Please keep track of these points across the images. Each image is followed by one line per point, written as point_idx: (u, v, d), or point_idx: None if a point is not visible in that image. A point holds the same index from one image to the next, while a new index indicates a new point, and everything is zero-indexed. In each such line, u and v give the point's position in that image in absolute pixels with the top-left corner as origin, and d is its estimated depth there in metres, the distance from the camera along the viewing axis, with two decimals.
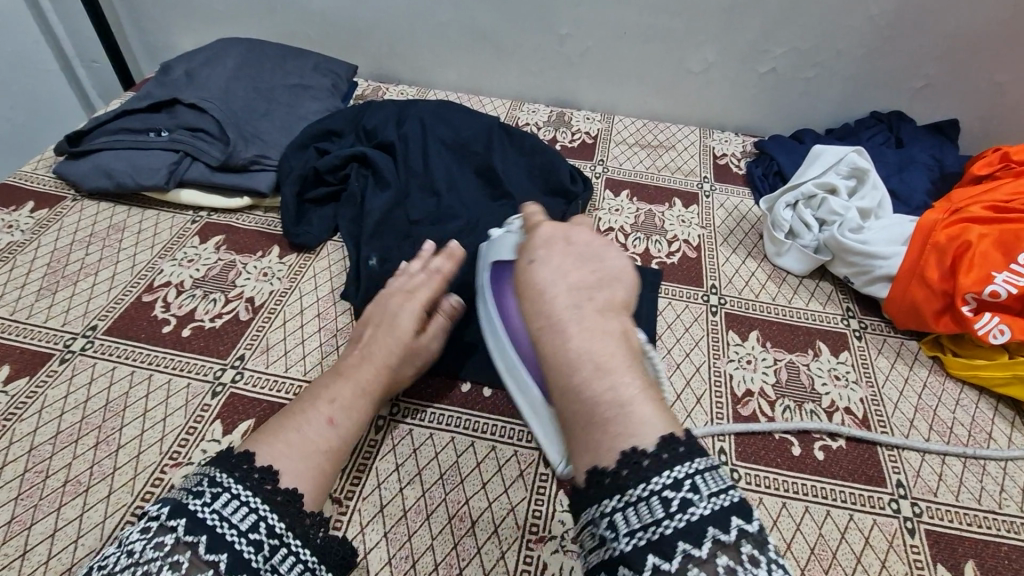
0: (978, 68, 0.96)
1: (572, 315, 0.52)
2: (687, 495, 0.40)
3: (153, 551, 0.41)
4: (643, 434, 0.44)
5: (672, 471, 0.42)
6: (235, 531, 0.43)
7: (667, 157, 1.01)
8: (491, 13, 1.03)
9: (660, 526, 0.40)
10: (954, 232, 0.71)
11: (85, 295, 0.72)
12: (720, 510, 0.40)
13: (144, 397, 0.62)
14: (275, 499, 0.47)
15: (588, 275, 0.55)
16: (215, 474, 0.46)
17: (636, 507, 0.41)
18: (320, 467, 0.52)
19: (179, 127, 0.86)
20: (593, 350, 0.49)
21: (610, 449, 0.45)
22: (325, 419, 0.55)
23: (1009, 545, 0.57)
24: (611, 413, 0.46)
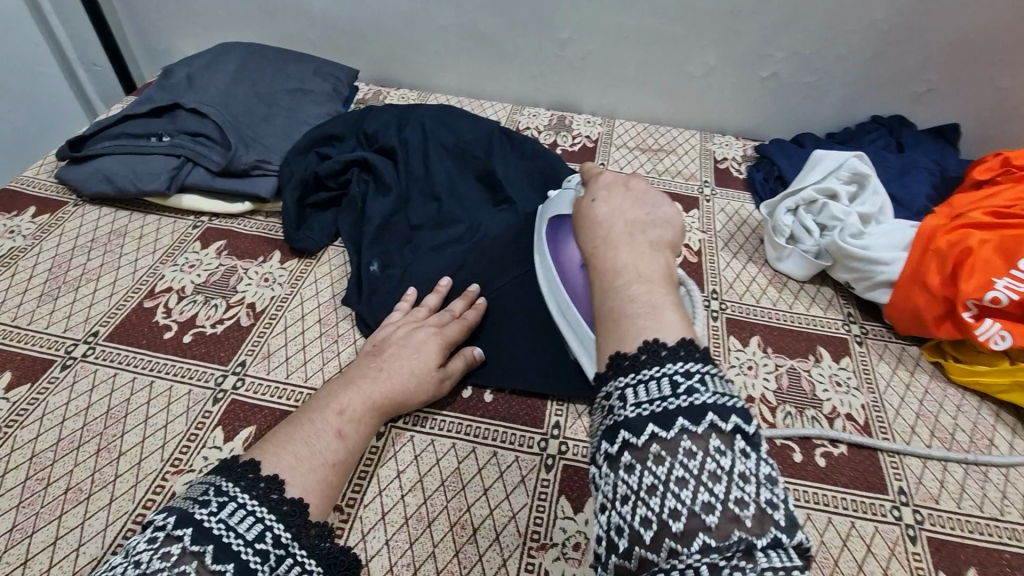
0: (979, 72, 0.96)
1: (625, 237, 0.57)
2: (695, 383, 0.40)
3: (159, 562, 0.40)
4: (667, 331, 0.45)
5: (685, 363, 0.41)
6: (241, 540, 0.43)
7: (668, 161, 1.01)
8: (491, 17, 1.03)
9: (665, 401, 0.39)
10: (954, 238, 0.70)
11: (86, 301, 0.72)
12: (724, 401, 0.39)
13: (145, 404, 0.62)
14: (279, 507, 0.47)
15: (643, 214, 0.60)
16: (222, 483, 0.46)
17: (645, 385, 0.40)
18: (324, 476, 0.52)
19: (179, 132, 0.86)
20: (638, 264, 0.53)
21: (635, 338, 0.45)
22: (333, 431, 0.56)
23: (1011, 552, 0.57)
24: (640, 311, 0.47)
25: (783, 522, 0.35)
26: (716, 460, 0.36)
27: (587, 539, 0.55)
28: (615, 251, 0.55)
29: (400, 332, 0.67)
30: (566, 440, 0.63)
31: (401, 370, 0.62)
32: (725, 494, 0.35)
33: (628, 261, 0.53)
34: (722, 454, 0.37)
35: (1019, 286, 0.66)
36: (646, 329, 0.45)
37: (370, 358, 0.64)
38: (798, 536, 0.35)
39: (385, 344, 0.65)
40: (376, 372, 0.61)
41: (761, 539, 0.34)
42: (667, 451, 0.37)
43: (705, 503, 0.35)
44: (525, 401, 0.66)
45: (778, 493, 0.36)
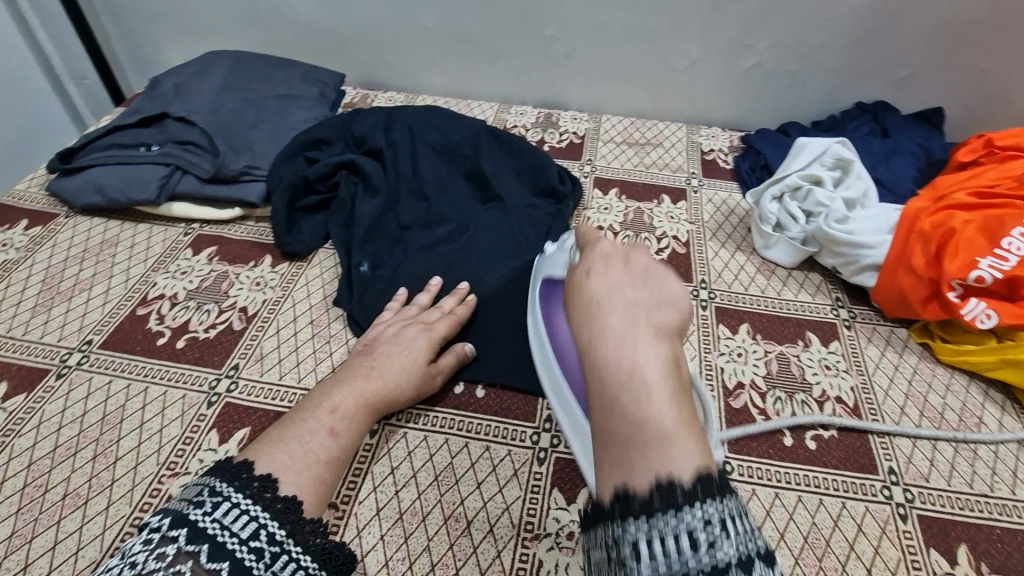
0: (961, 55, 0.96)
1: (625, 329, 0.47)
2: (715, 535, 0.36)
3: (155, 562, 0.41)
4: (681, 462, 0.38)
5: (703, 509, 0.36)
6: (235, 539, 0.44)
7: (655, 154, 1.02)
8: (476, 17, 1.04)
9: (685, 565, 0.35)
10: (938, 219, 0.71)
11: (80, 310, 0.73)
12: (744, 553, 0.36)
13: (140, 410, 0.63)
14: (274, 506, 0.48)
15: (646, 294, 0.50)
16: (216, 483, 0.47)
17: (662, 539, 0.36)
18: (317, 472, 0.53)
19: (168, 140, 0.87)
20: (640, 365, 0.44)
21: (644, 471, 0.39)
22: (326, 429, 0.56)
23: (1002, 528, 0.57)
24: (649, 437, 0.40)
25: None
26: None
27: (580, 528, 0.56)
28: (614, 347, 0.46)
29: (390, 332, 0.67)
30: (558, 432, 0.63)
31: (392, 368, 0.62)
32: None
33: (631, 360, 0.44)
34: None
35: (1003, 265, 0.67)
36: (659, 457, 0.39)
37: (362, 358, 0.64)
38: None
39: (376, 342, 0.66)
40: (368, 370, 0.62)
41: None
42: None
43: None
44: (516, 395, 0.67)
45: None
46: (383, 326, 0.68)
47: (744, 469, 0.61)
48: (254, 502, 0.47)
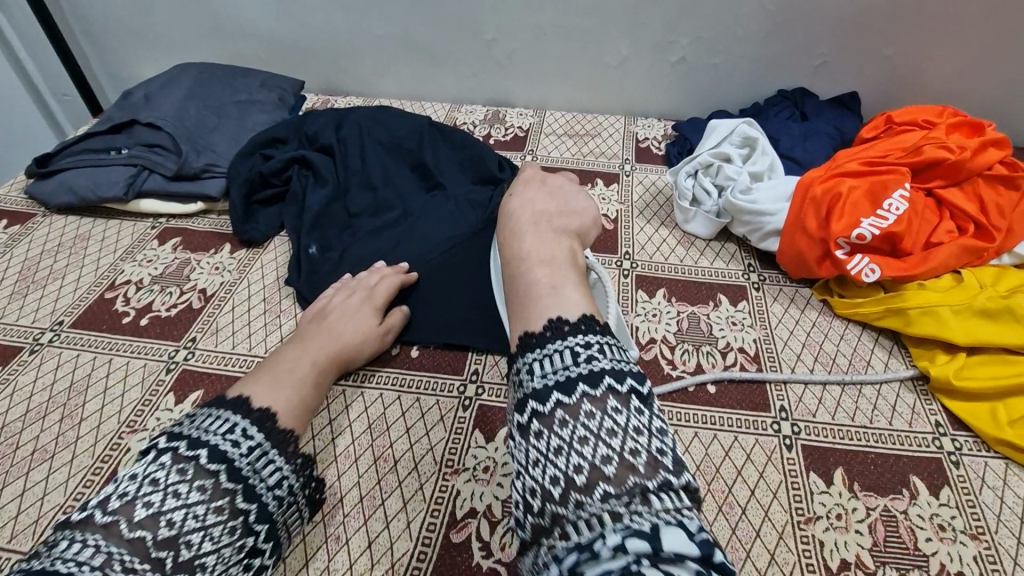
0: (867, 43, 1.04)
1: (532, 227, 0.58)
2: (593, 352, 0.45)
3: (197, 494, 0.45)
4: (568, 307, 0.49)
5: (584, 336, 0.46)
6: (264, 484, 0.49)
7: (592, 144, 1.10)
8: (422, 25, 1.13)
9: (568, 370, 0.44)
10: (829, 185, 0.79)
11: (53, 296, 0.80)
12: (620, 366, 0.44)
13: (104, 378, 0.70)
14: (294, 459, 0.53)
15: (553, 208, 0.62)
16: (245, 425, 0.50)
17: (550, 357, 0.45)
18: (303, 412, 0.58)
19: (136, 144, 0.95)
20: (540, 248, 0.56)
21: (540, 317, 0.49)
22: (311, 379, 0.61)
23: (876, 453, 0.64)
24: (545, 293, 0.51)
25: (669, 465, 0.40)
26: (613, 418, 0.41)
27: (495, 463, 0.63)
28: (524, 238, 0.57)
29: (344, 300, 0.72)
30: (483, 383, 0.70)
31: (358, 326, 0.69)
32: (621, 446, 0.40)
33: (538, 249, 0.56)
34: (618, 412, 0.42)
35: (881, 224, 0.76)
36: (550, 305, 0.49)
37: (322, 322, 0.69)
38: (684, 475, 0.40)
39: (339, 305, 0.72)
40: (337, 329, 0.68)
41: (650, 483, 0.39)
42: (570, 414, 0.42)
43: (605, 456, 0.40)
44: (448, 353, 0.74)
45: (667, 443, 0.42)
46: (336, 296, 0.74)
47: None
48: (269, 441, 0.51)
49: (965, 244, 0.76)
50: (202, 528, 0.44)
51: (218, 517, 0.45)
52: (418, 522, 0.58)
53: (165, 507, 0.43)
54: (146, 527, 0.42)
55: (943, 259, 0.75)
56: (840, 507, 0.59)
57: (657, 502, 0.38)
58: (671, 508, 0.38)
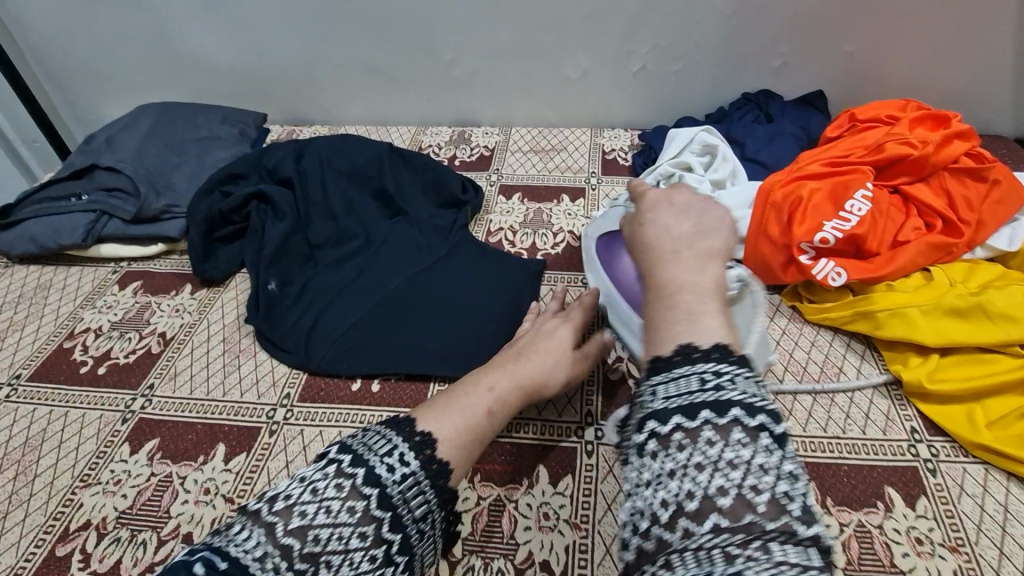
0: (827, 40, 1.03)
1: (671, 243, 0.46)
2: (724, 379, 0.36)
3: (346, 514, 0.40)
4: (707, 332, 0.39)
5: (717, 363, 0.37)
6: (411, 515, 0.43)
7: (558, 159, 1.09)
8: (380, 50, 1.12)
9: (693, 394, 0.36)
10: (790, 190, 0.78)
11: (11, 348, 0.79)
12: (752, 397, 0.36)
13: (60, 431, 0.69)
14: (444, 495, 0.45)
15: (687, 210, 0.50)
16: (404, 449, 0.45)
17: (673, 377, 0.37)
18: (466, 446, 0.49)
19: (96, 189, 0.94)
20: (673, 263, 0.45)
21: (669, 342, 0.40)
22: (484, 408, 0.53)
23: (849, 464, 0.62)
24: (677, 315, 0.41)
25: (799, 513, 0.32)
26: (739, 453, 0.34)
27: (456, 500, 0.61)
28: (657, 254, 0.46)
29: (540, 324, 0.67)
30: None
31: (549, 349, 0.62)
32: (743, 480, 0.33)
33: (684, 272, 0.44)
34: (746, 448, 0.34)
35: (844, 227, 0.75)
36: (682, 330, 0.40)
37: (515, 344, 0.64)
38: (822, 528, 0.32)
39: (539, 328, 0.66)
40: (529, 351, 0.61)
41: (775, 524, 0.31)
42: (689, 439, 0.35)
43: (721, 486, 0.33)
44: (410, 384, 0.72)
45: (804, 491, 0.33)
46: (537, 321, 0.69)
47: None
48: (424, 470, 0.45)
49: (932, 241, 0.74)
50: (345, 550, 0.39)
51: (363, 541, 0.40)
52: None
53: (314, 521, 0.39)
54: (296, 537, 0.38)
55: (911, 257, 0.74)
56: None
57: (781, 551, 0.30)
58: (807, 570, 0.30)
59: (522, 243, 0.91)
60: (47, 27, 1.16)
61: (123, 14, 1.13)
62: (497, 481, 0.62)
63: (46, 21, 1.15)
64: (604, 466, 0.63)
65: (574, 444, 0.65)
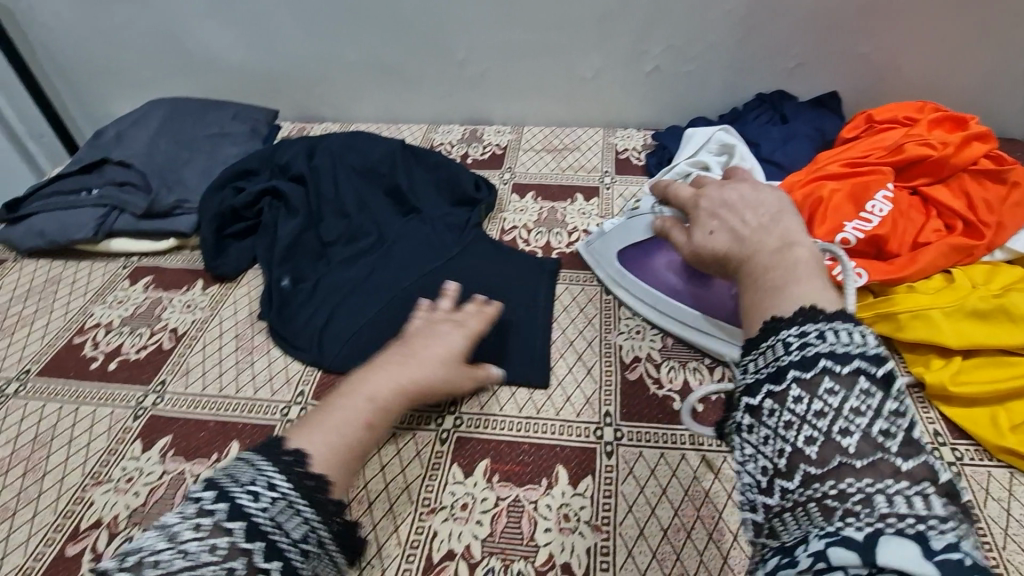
0: (842, 41, 1.03)
1: (766, 220, 0.49)
2: (810, 338, 0.38)
3: (208, 554, 0.38)
4: (788, 302, 0.41)
5: (802, 323, 0.39)
6: (287, 539, 0.41)
7: (571, 158, 1.08)
8: (392, 48, 1.12)
9: (778, 358, 0.38)
10: (809, 190, 0.78)
11: (20, 343, 0.78)
12: (842, 348, 0.37)
13: (70, 428, 0.67)
14: (326, 509, 0.44)
15: (741, 204, 0.51)
16: (273, 474, 0.43)
17: (759, 348, 0.40)
18: (346, 461, 0.48)
19: (107, 183, 0.94)
20: (748, 253, 0.47)
21: (757, 320, 0.42)
22: (363, 420, 0.50)
23: None
24: (759, 295, 0.43)
25: (897, 449, 0.34)
26: (827, 403, 0.35)
27: (475, 499, 0.60)
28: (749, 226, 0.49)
29: (432, 323, 0.64)
30: (461, 414, 0.67)
31: (434, 351, 0.60)
32: (830, 428, 0.35)
33: (762, 257, 0.45)
34: (835, 396, 0.35)
35: (865, 227, 0.74)
36: (764, 306, 0.42)
37: (402, 341, 0.61)
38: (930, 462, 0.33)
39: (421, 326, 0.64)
40: (411, 353, 0.59)
41: (881, 464, 0.33)
42: (778, 402, 0.37)
43: (809, 437, 0.35)
44: None
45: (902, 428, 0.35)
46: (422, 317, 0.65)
47: (633, 434, 0.65)
48: (296, 489, 0.43)
49: (953, 243, 0.74)
50: None
51: None
52: (394, 568, 0.55)
53: (174, 566, 0.37)
54: None
55: (932, 259, 0.73)
56: None
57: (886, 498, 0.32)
58: (927, 516, 0.31)
59: (536, 242, 0.91)
60: (57, 22, 1.15)
61: (133, 9, 1.12)
62: (515, 482, 0.61)
63: (55, 16, 1.14)
64: (624, 467, 0.62)
65: (593, 444, 0.64)
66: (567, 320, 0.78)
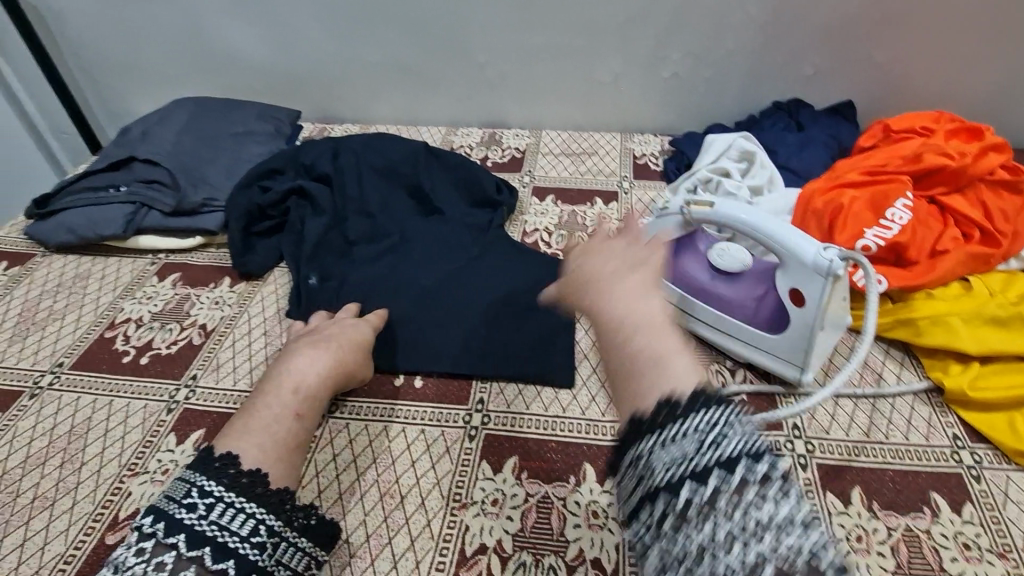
0: (858, 50, 1.05)
1: (613, 277, 0.44)
2: (720, 430, 0.35)
3: (157, 571, 0.44)
4: (681, 375, 0.37)
5: (708, 410, 0.36)
6: (237, 537, 0.47)
7: (590, 162, 1.10)
8: (414, 50, 1.14)
9: (693, 458, 0.34)
10: (830, 198, 0.79)
11: (53, 337, 0.79)
12: (752, 443, 0.35)
13: (105, 420, 0.69)
14: (268, 501, 0.50)
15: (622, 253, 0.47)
16: (203, 483, 0.49)
17: (669, 440, 0.35)
18: (285, 455, 0.56)
19: (135, 181, 0.95)
20: (630, 304, 0.41)
21: (647, 394, 0.37)
22: (291, 414, 0.59)
23: (894, 469, 0.62)
24: (642, 363, 0.39)
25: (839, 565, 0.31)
26: (757, 513, 0.33)
27: (504, 496, 0.61)
28: (601, 283, 0.44)
29: (336, 321, 0.73)
30: (489, 412, 0.69)
31: (341, 347, 0.67)
32: (768, 544, 0.32)
33: (637, 308, 0.41)
34: (762, 503, 0.33)
35: (885, 235, 0.76)
36: (655, 378, 0.38)
37: (306, 340, 0.68)
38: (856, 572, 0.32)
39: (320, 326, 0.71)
40: (313, 352, 0.65)
41: None
42: (706, 512, 0.33)
43: (751, 559, 0.32)
44: (452, 381, 0.73)
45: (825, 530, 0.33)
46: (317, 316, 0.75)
47: None
48: (229, 491, 0.49)
49: (971, 251, 0.75)
50: None
51: None
52: (427, 561, 0.56)
53: None
54: None
55: (950, 267, 0.74)
56: (859, 528, 0.58)
57: None
58: None
59: (558, 244, 0.92)
60: (84, 21, 1.17)
61: (159, 9, 1.14)
62: (544, 479, 0.62)
63: (83, 15, 1.16)
64: None
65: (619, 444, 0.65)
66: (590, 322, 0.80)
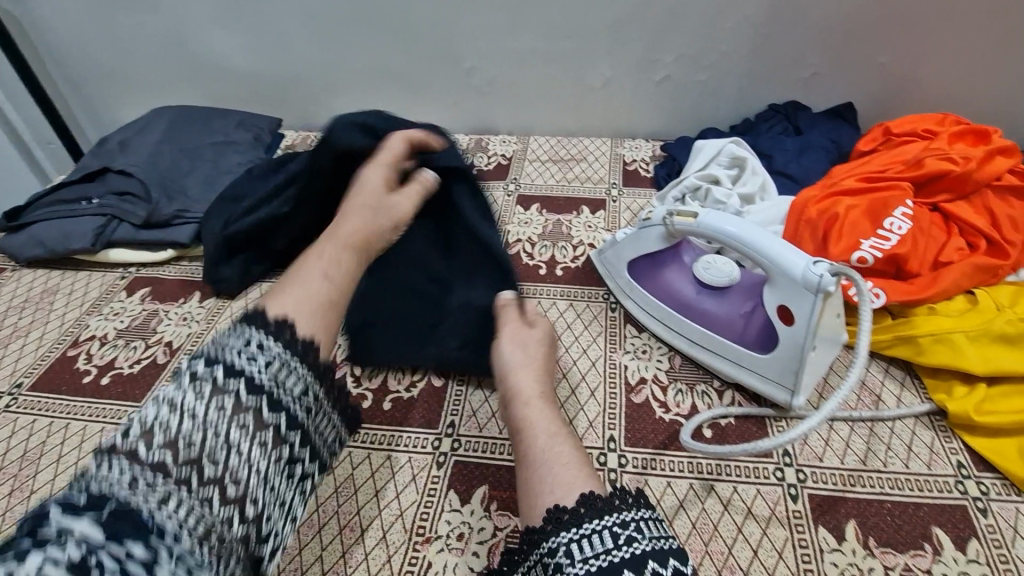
0: (861, 50, 1.00)
1: (539, 398, 0.59)
2: (631, 533, 0.45)
3: (213, 413, 0.42)
4: (571, 487, 0.49)
5: (620, 513, 0.46)
6: (292, 394, 0.46)
7: (578, 169, 1.06)
8: (400, 55, 1.10)
9: (610, 555, 0.44)
10: (824, 206, 0.75)
11: (14, 356, 0.77)
12: (660, 546, 0.44)
13: (59, 445, 0.66)
14: (321, 369, 0.48)
15: (540, 365, 0.62)
16: (262, 339, 0.46)
17: (588, 539, 0.45)
18: (331, 319, 0.51)
19: (108, 193, 0.93)
20: (547, 421, 0.56)
21: (543, 507, 0.49)
22: (320, 272, 0.54)
23: (892, 501, 0.57)
24: (544, 473, 0.51)
25: None
26: None
27: (470, 529, 0.57)
28: (527, 407, 0.58)
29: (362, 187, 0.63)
30: (459, 436, 0.65)
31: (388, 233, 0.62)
32: None
33: (550, 427, 0.56)
34: None
35: (882, 246, 0.72)
36: (552, 490, 0.49)
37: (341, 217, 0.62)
38: None
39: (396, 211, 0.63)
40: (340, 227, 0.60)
41: None
42: None
43: None
44: (425, 403, 0.69)
45: None
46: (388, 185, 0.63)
47: (636, 461, 0.62)
48: (288, 352, 0.46)
49: (977, 263, 0.70)
50: (226, 445, 0.42)
51: (242, 432, 0.42)
52: None
53: (180, 430, 0.41)
54: (163, 454, 0.40)
55: (953, 280, 0.70)
56: (855, 567, 0.53)
57: None
58: None
59: (541, 255, 0.88)
60: (65, 29, 1.15)
61: (141, 17, 1.11)
62: (513, 510, 0.58)
63: (64, 23, 1.15)
64: None
65: (597, 471, 0.61)
66: (571, 338, 0.76)
